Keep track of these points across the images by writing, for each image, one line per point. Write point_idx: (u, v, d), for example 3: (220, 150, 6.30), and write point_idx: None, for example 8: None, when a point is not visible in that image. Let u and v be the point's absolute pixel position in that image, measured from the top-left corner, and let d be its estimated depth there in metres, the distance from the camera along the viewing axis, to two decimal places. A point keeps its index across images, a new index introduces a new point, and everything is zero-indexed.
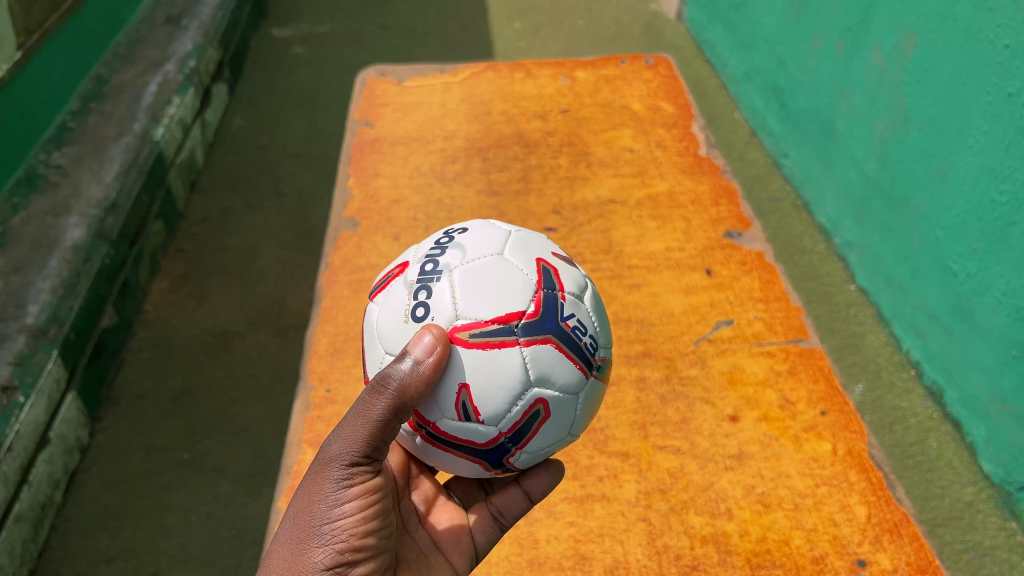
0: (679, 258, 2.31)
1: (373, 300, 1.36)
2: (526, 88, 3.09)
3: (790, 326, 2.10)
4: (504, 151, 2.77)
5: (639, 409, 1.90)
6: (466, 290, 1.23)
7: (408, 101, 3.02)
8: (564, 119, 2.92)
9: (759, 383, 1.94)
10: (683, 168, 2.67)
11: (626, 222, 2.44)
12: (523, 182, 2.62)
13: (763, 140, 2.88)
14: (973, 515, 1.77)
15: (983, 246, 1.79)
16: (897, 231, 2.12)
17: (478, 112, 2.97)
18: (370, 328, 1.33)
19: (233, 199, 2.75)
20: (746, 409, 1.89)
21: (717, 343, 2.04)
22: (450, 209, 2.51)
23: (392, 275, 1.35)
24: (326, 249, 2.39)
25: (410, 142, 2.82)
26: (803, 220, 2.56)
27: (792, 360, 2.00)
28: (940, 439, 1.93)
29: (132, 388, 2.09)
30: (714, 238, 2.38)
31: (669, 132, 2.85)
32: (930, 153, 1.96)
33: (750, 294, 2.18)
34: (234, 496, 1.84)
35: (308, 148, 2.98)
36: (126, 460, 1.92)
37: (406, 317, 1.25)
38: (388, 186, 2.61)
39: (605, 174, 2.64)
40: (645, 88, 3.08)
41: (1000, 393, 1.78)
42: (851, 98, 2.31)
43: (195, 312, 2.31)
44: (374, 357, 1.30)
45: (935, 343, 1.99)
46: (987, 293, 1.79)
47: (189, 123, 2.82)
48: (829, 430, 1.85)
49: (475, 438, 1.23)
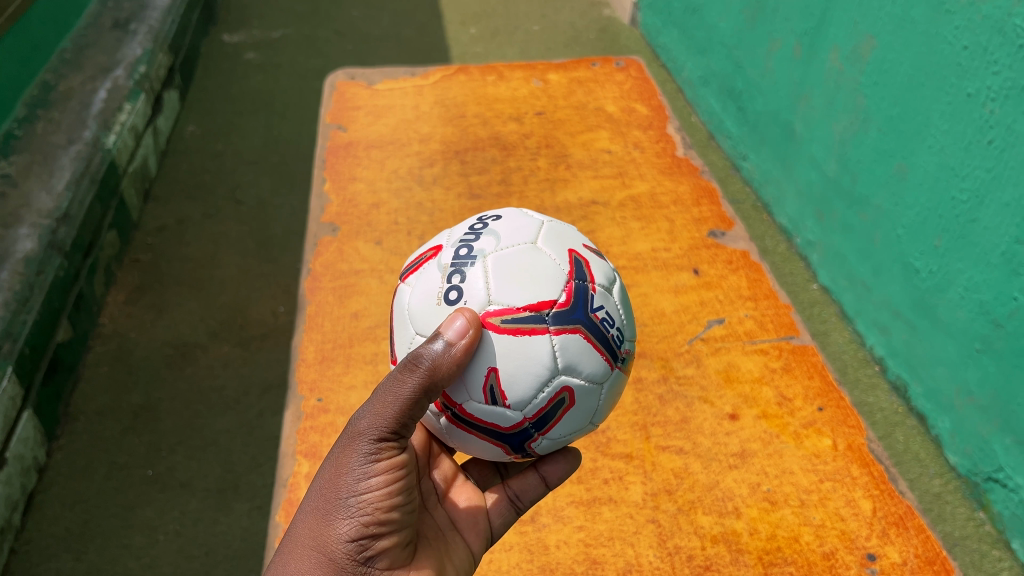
0: (666, 258, 2.35)
1: (406, 281, 1.41)
2: (498, 91, 3.14)
3: (780, 323, 2.14)
4: (481, 153, 2.79)
5: (639, 409, 1.91)
6: (498, 275, 1.28)
7: (380, 105, 3.06)
8: (539, 121, 2.96)
9: (755, 381, 1.97)
10: (661, 169, 2.73)
11: (609, 223, 2.46)
12: (503, 184, 2.63)
13: (720, 143, 2.92)
14: (942, 506, 1.80)
15: (944, 243, 1.83)
16: (858, 230, 2.16)
17: (453, 116, 2.99)
18: (400, 310, 1.37)
19: (191, 208, 2.69)
20: (745, 407, 1.92)
21: (711, 342, 2.07)
22: (432, 212, 2.52)
23: (425, 258, 1.40)
24: (307, 257, 2.39)
25: (386, 145, 2.84)
26: (764, 221, 2.59)
27: (785, 357, 2.04)
28: (906, 432, 1.95)
29: (90, 404, 2.02)
30: (698, 237, 2.43)
31: (645, 133, 2.92)
32: (889, 153, 2.00)
33: (739, 293, 2.22)
34: (203, 513, 1.78)
35: (266, 154, 2.93)
36: (87, 479, 1.85)
37: (438, 300, 1.30)
38: (365, 190, 2.62)
39: (584, 176, 2.66)
40: (619, 90, 3.17)
41: (965, 386, 1.81)
42: (810, 100, 2.35)
43: (154, 324, 2.24)
44: (404, 338, 1.35)
45: (898, 339, 2.02)
46: (950, 289, 1.83)
47: (141, 130, 2.75)
48: (828, 426, 1.89)
49: (500, 421, 1.29)
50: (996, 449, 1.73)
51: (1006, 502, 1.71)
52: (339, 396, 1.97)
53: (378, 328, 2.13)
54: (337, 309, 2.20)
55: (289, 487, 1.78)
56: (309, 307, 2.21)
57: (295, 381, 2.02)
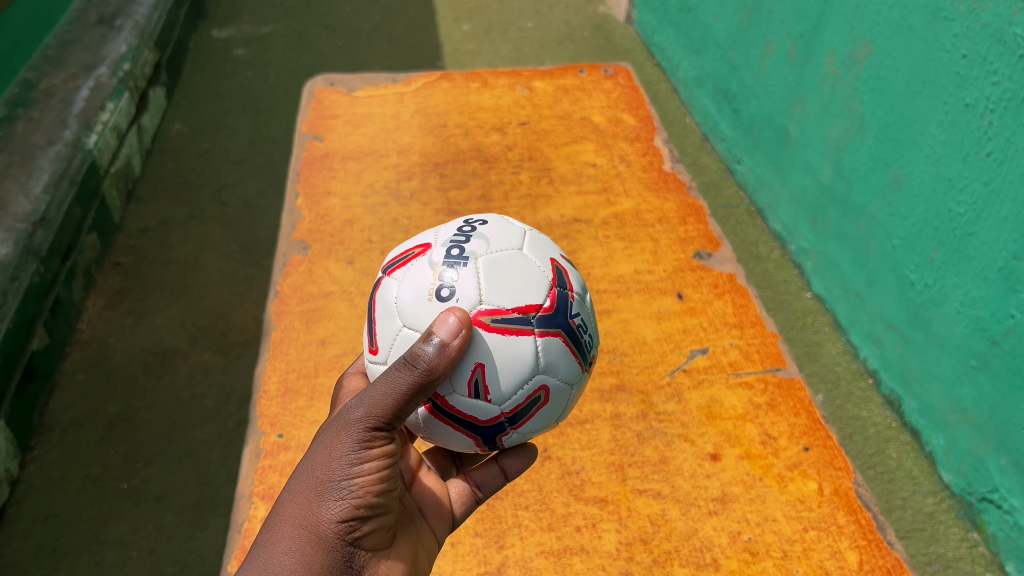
0: (649, 282, 2.29)
1: (389, 274, 1.33)
2: (481, 98, 3.10)
3: (767, 353, 2.09)
4: (461, 166, 2.74)
5: (616, 449, 1.86)
6: (491, 277, 1.24)
7: (359, 113, 3.02)
8: (523, 132, 2.91)
9: (739, 418, 1.92)
10: (647, 184, 2.67)
11: (591, 244, 2.41)
12: (482, 200, 2.58)
13: (715, 145, 2.87)
14: (935, 526, 1.76)
15: (941, 255, 1.79)
16: (852, 239, 2.12)
17: (433, 125, 2.94)
18: (384, 302, 1.30)
19: (175, 209, 2.64)
20: (727, 446, 1.86)
21: (693, 373, 2.02)
22: (408, 228, 2.47)
23: (412, 253, 1.33)
24: (275, 275, 2.33)
25: (363, 157, 2.79)
26: (757, 227, 2.55)
27: (770, 392, 1.98)
28: (899, 448, 1.91)
29: (65, 414, 1.97)
30: (683, 258, 2.38)
31: (632, 145, 2.86)
32: (885, 161, 1.95)
33: (724, 320, 2.18)
34: (178, 528, 1.74)
35: (252, 154, 2.87)
36: (60, 491, 1.80)
37: (430, 296, 1.24)
38: (339, 206, 2.57)
39: (568, 192, 2.61)
40: (606, 99, 3.11)
41: (959, 403, 1.77)
42: (804, 105, 2.30)
43: (134, 330, 2.19)
44: (388, 330, 1.27)
45: (893, 352, 1.98)
46: (946, 304, 1.78)
47: (125, 130, 2.70)
48: (814, 468, 1.83)
49: (478, 414, 1.23)
50: (990, 469, 1.69)
51: (1001, 523, 1.67)
52: (300, 431, 1.89)
53: (346, 355, 2.06)
54: (304, 334, 2.13)
55: (243, 532, 1.71)
56: (275, 332, 2.15)
57: (255, 412, 1.95)
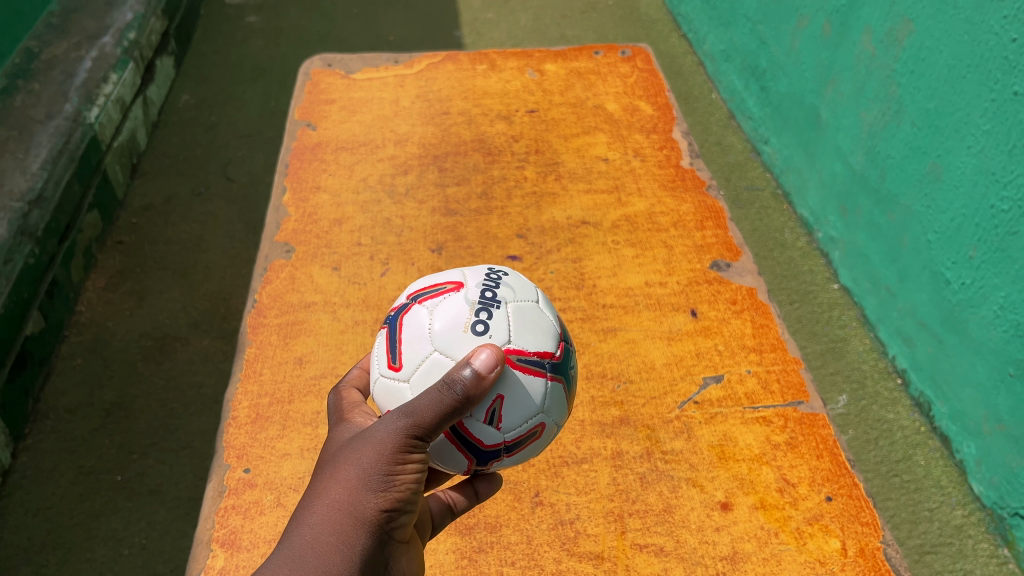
0: (661, 295, 1.90)
1: (415, 302, 1.22)
2: (489, 83, 2.62)
3: (789, 384, 1.72)
4: (462, 159, 2.30)
5: (616, 494, 1.53)
6: (522, 323, 1.17)
7: (355, 98, 2.54)
8: (531, 121, 2.45)
9: (754, 460, 1.58)
10: (662, 183, 2.22)
11: (599, 250, 2.01)
12: (483, 199, 2.16)
13: (742, 124, 2.74)
14: (963, 541, 1.66)
15: (980, 254, 1.67)
16: (884, 230, 1.99)
17: (435, 112, 2.49)
18: (414, 325, 1.18)
19: (179, 186, 2.56)
20: (740, 495, 1.53)
21: (705, 407, 1.67)
22: (401, 230, 2.05)
23: (442, 284, 1.22)
24: (254, 283, 1.92)
25: (358, 147, 2.34)
26: (783, 212, 2.43)
27: (790, 430, 1.63)
28: (927, 455, 1.81)
29: (61, 401, 1.92)
30: (699, 270, 1.97)
31: (648, 138, 2.38)
32: (923, 150, 1.83)
33: (742, 342, 1.80)
34: (171, 524, 1.68)
35: (261, 128, 2.80)
36: (52, 483, 1.75)
37: (465, 327, 1.15)
38: (329, 203, 2.14)
39: (576, 190, 2.18)
40: (621, 84, 2.61)
41: (994, 412, 1.66)
42: (837, 85, 2.17)
43: (134, 314, 2.13)
44: (411, 355, 1.16)
45: (924, 353, 1.87)
46: (984, 306, 1.67)
47: (129, 102, 2.61)
48: (837, 522, 1.49)
49: (482, 439, 1.13)
50: None
51: None
52: (269, 466, 1.55)
53: (323, 379, 1.69)
54: (280, 352, 1.76)
55: None
56: (250, 348, 1.76)
57: (219, 444, 1.60)
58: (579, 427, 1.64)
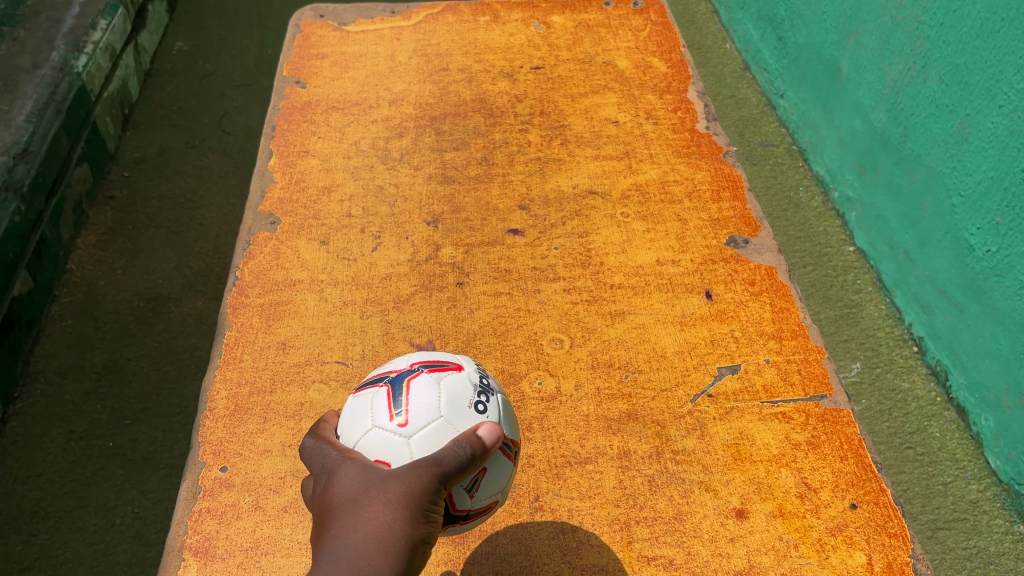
0: (673, 274, 1.80)
1: (416, 368, 1.14)
2: (491, 37, 2.51)
3: (810, 375, 1.61)
4: (462, 121, 2.21)
5: (622, 499, 1.43)
6: (507, 414, 1.16)
7: (350, 52, 2.43)
8: (535, 79, 2.35)
9: (772, 461, 1.48)
10: (676, 149, 2.11)
11: (607, 223, 1.91)
12: (483, 165, 2.07)
13: (756, 76, 2.62)
14: (978, 516, 1.62)
15: (1007, 221, 1.59)
16: (905, 192, 1.90)
17: (433, 68, 2.38)
18: (421, 386, 1.11)
19: (172, 138, 2.47)
20: (756, 500, 1.42)
21: (720, 401, 1.56)
22: (395, 199, 1.97)
23: (444, 358, 1.17)
24: (235, 260, 1.83)
25: (350, 107, 2.24)
26: (798, 169, 2.33)
27: (812, 427, 1.53)
28: (942, 426, 1.76)
29: (51, 363, 1.87)
30: (715, 246, 1.86)
31: (661, 99, 2.27)
32: (950, 108, 1.73)
33: (760, 328, 1.69)
34: (164, 492, 1.67)
35: (256, 78, 2.70)
36: (43, 450, 1.72)
37: (470, 403, 1.11)
38: (319, 168, 2.06)
39: (583, 155, 2.09)
40: (634, 38, 2.50)
41: (1015, 384, 1.60)
42: (860, 37, 2.05)
43: (126, 272, 2.07)
44: (418, 419, 1.07)
45: (942, 321, 1.80)
46: (1011, 274, 1.60)
47: (119, 51, 2.50)
48: (863, 534, 1.38)
49: (454, 503, 1.08)
50: None
51: None
52: (248, 464, 1.47)
53: (308, 367, 1.61)
54: (263, 336, 1.67)
55: None
56: (230, 331, 1.69)
57: (195, 439, 1.51)
58: (583, 423, 1.53)
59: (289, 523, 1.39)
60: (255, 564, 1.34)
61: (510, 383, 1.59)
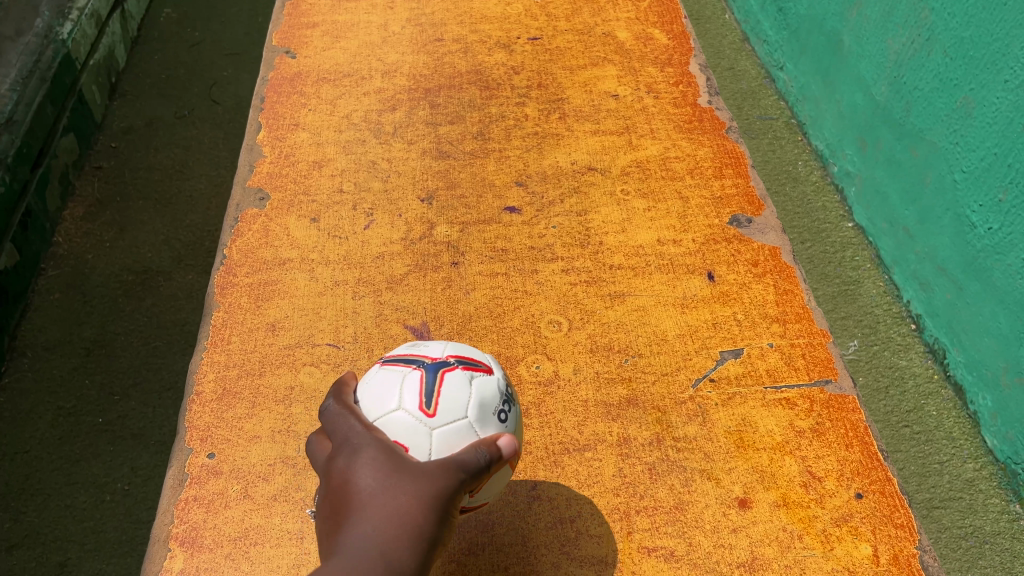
0: (674, 255, 1.78)
1: (452, 361, 1.14)
2: (486, 7, 2.45)
3: (814, 360, 1.59)
4: (457, 93, 2.16)
5: (622, 489, 1.41)
6: (519, 427, 1.17)
7: (342, 22, 2.38)
8: (532, 50, 2.30)
9: (776, 449, 1.46)
10: (678, 124, 2.07)
11: (607, 201, 1.88)
12: (478, 140, 2.03)
13: (756, 48, 2.58)
14: (974, 495, 1.61)
15: (1010, 198, 1.57)
16: (905, 168, 1.88)
17: (427, 38, 2.34)
18: (455, 383, 1.11)
19: (161, 108, 2.42)
20: (759, 489, 1.41)
21: (722, 386, 1.55)
22: (387, 174, 1.94)
23: (478, 359, 1.17)
24: (223, 237, 1.80)
25: (341, 79, 2.20)
26: (797, 143, 2.30)
27: (816, 414, 1.51)
28: (939, 405, 1.75)
29: (39, 338, 1.84)
30: (718, 226, 1.84)
31: (662, 71, 2.23)
32: (955, 82, 1.70)
33: (764, 311, 1.67)
34: (154, 470, 1.65)
35: (247, 47, 2.64)
36: (30, 427, 1.69)
37: (495, 411, 1.12)
38: (310, 142, 2.02)
39: (582, 130, 2.06)
40: (634, 9, 2.45)
41: (1014, 363, 1.59)
42: (862, 9, 2.01)
43: (114, 245, 2.04)
44: (446, 414, 1.08)
45: (941, 299, 1.78)
46: (1013, 252, 1.58)
47: (105, 17, 2.44)
48: (869, 525, 1.37)
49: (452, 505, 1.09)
50: None
51: None
52: (236, 451, 1.44)
53: (298, 350, 1.59)
54: (251, 317, 1.65)
55: None
56: (217, 312, 1.66)
57: (182, 424, 1.48)
58: (581, 409, 1.51)
59: (278, 512, 1.36)
60: (243, 553, 1.32)
61: (507, 365, 1.57)
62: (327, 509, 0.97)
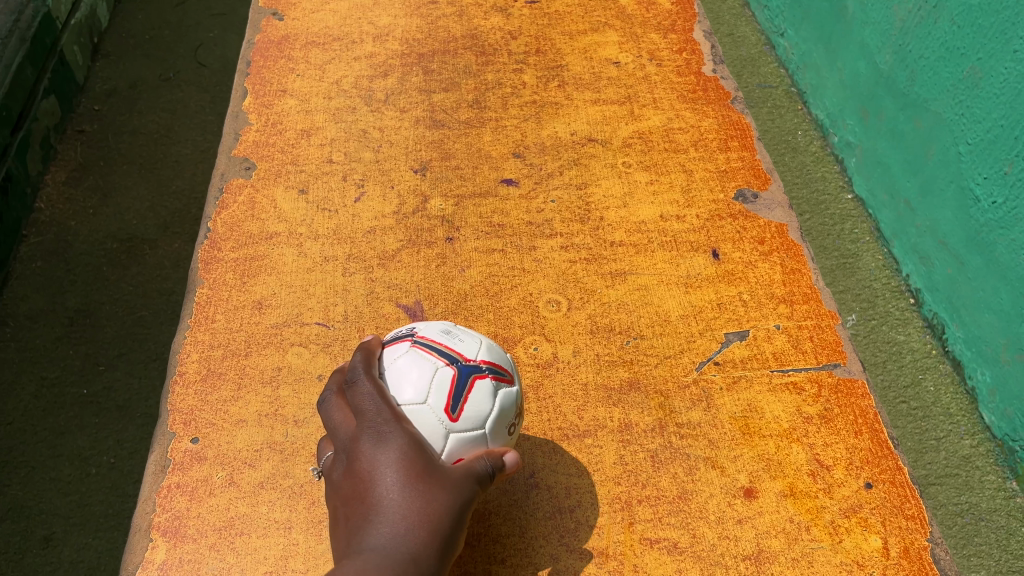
0: (677, 232, 1.74)
1: (484, 367, 1.13)
2: None
3: (823, 343, 1.57)
4: (451, 59, 2.11)
5: (623, 476, 1.39)
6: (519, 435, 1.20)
7: None
8: (530, 14, 2.24)
9: (783, 436, 1.44)
10: (681, 94, 2.03)
11: (608, 173, 1.84)
12: (474, 108, 1.98)
13: (756, 14, 2.52)
14: (970, 472, 1.60)
15: (1016, 171, 1.54)
16: (908, 139, 1.84)
17: (421, 1, 2.27)
18: (482, 392, 1.11)
19: (147, 70, 2.36)
20: (766, 478, 1.39)
21: (728, 368, 1.52)
22: (379, 144, 1.89)
23: (507, 368, 1.16)
24: (208, 208, 1.76)
25: (331, 43, 2.14)
26: (797, 112, 2.26)
27: (824, 399, 1.50)
28: (937, 380, 1.73)
29: (22, 307, 1.80)
30: (722, 201, 1.80)
31: (664, 38, 2.18)
32: (963, 51, 1.66)
33: (770, 292, 1.64)
34: (140, 444, 1.62)
35: (234, 8, 2.57)
36: (13, 398, 1.66)
37: (508, 426, 1.13)
38: (298, 109, 1.96)
39: (582, 99, 2.01)
40: None
41: (1014, 340, 1.57)
42: None
43: (98, 212, 1.99)
44: (467, 422, 1.08)
45: (941, 274, 1.76)
46: (1017, 227, 1.55)
47: None
48: (879, 517, 1.35)
49: None
50: None
51: None
52: (222, 435, 1.41)
53: (287, 328, 1.55)
54: (238, 294, 1.61)
55: None
56: (202, 288, 1.62)
57: (165, 407, 1.45)
58: (581, 393, 1.48)
59: (265, 501, 1.34)
60: (228, 543, 1.29)
61: (504, 347, 1.54)
62: (352, 497, 1.00)
